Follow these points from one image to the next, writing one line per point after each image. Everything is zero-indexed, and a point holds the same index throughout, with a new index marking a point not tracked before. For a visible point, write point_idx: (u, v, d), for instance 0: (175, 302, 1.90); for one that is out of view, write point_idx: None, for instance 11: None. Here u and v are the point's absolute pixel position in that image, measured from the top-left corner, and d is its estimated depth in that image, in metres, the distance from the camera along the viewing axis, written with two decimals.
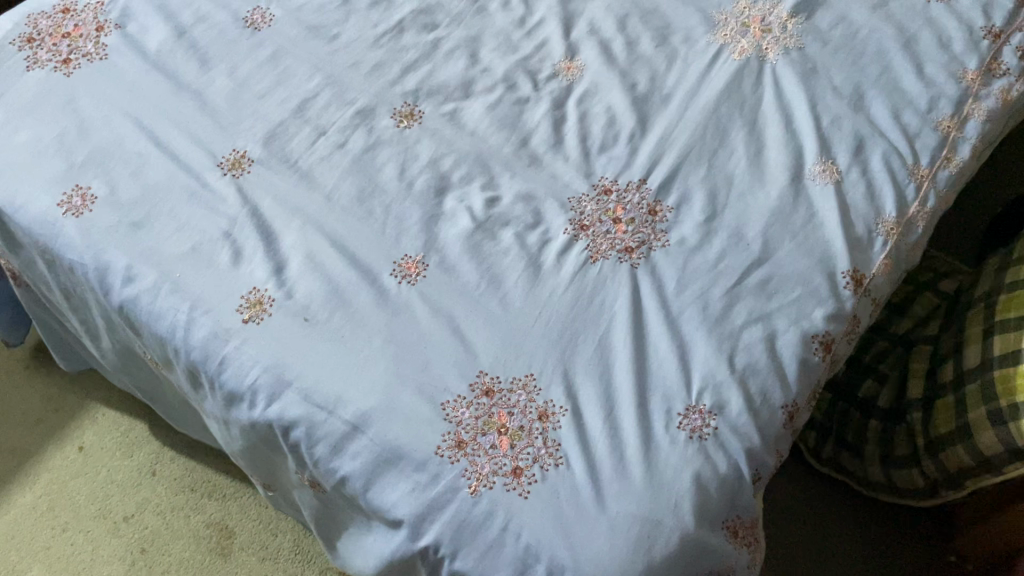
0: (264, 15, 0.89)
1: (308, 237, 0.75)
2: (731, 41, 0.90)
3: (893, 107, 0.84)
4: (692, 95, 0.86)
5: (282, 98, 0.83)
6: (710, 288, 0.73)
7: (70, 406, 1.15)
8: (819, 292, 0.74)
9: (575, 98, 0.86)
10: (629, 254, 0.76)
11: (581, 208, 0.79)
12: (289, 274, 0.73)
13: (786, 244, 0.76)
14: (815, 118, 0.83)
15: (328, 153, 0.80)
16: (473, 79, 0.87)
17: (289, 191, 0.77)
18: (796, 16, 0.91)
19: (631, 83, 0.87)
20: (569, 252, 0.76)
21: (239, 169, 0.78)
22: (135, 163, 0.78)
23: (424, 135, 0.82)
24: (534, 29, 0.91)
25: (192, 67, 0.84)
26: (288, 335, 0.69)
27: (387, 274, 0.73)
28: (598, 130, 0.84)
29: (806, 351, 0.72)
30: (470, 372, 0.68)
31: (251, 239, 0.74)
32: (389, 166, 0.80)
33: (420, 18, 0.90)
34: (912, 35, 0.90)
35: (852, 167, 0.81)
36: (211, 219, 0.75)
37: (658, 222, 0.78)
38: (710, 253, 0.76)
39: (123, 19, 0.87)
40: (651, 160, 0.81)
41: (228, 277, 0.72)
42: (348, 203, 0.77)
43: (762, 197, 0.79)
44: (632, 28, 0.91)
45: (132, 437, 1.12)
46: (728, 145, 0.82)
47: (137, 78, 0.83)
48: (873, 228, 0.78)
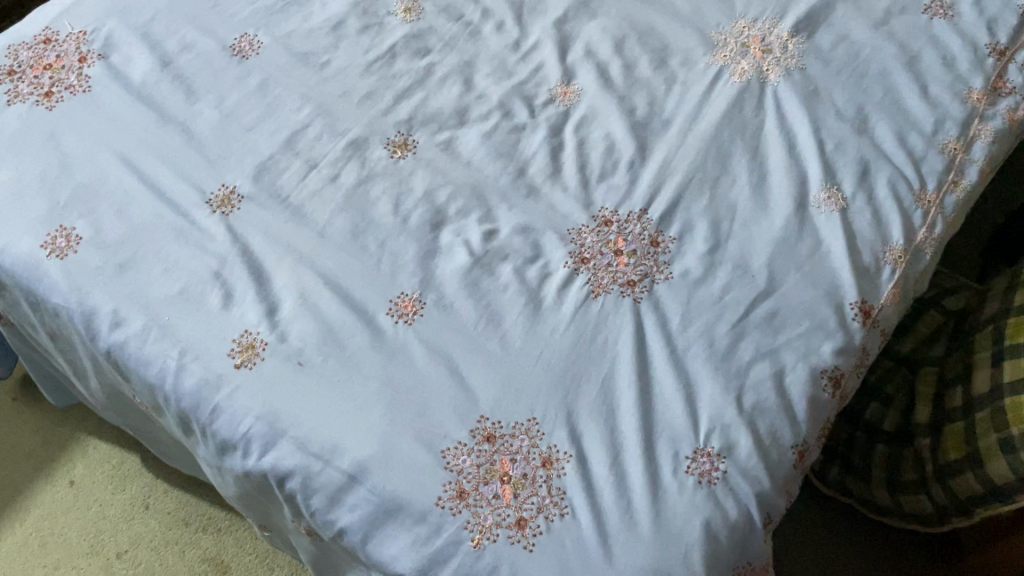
0: (253, 42, 0.86)
1: (300, 275, 0.72)
2: (731, 62, 0.88)
3: (898, 130, 0.83)
4: (692, 119, 0.84)
5: (271, 130, 0.81)
6: (715, 323, 0.72)
7: (60, 439, 1.12)
8: (826, 325, 0.72)
9: (573, 125, 0.84)
10: (631, 288, 0.74)
11: (581, 240, 0.77)
12: (282, 316, 0.70)
13: (792, 276, 0.74)
14: (818, 142, 0.82)
15: (320, 187, 0.78)
16: (468, 107, 0.85)
17: (280, 228, 0.75)
18: (796, 36, 0.89)
19: (629, 108, 0.85)
20: (569, 287, 0.74)
21: (228, 206, 0.76)
22: (120, 201, 0.75)
23: (418, 166, 0.80)
24: (529, 52, 0.89)
25: (178, 99, 0.82)
26: (281, 381, 0.67)
27: (383, 313, 0.71)
28: (597, 158, 0.82)
29: (815, 388, 0.70)
30: (470, 417, 0.66)
31: (241, 280, 0.72)
32: (383, 200, 0.78)
33: (412, 43, 0.88)
34: (915, 54, 0.88)
35: (858, 193, 0.79)
36: (200, 258, 0.73)
37: (661, 254, 0.76)
38: (715, 286, 0.74)
39: (107, 48, 0.85)
40: (652, 189, 0.79)
41: (219, 320, 0.70)
42: (341, 239, 0.75)
43: (766, 227, 0.77)
44: (630, 50, 0.89)
45: (124, 470, 1.10)
46: (730, 172, 0.81)
47: (122, 111, 0.80)
48: (880, 256, 0.76)
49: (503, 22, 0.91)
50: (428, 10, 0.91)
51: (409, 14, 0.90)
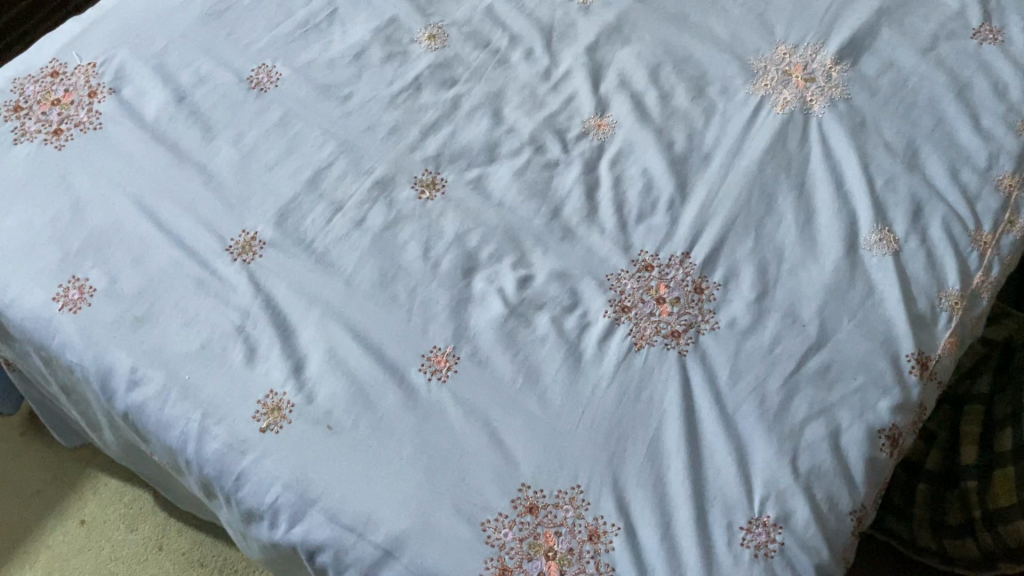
0: (271, 73, 0.82)
1: (327, 329, 0.69)
2: (773, 92, 0.83)
3: (951, 165, 0.79)
4: (734, 154, 0.80)
5: (293, 169, 0.77)
6: (765, 379, 0.68)
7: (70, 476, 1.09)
8: (883, 379, 0.68)
9: (608, 160, 0.80)
10: (676, 340, 0.70)
11: (621, 286, 0.73)
12: (309, 374, 0.67)
13: (844, 326, 0.71)
14: (868, 179, 0.77)
15: (345, 231, 0.74)
16: (498, 142, 0.81)
17: (305, 277, 0.71)
18: (840, 63, 0.85)
19: (667, 142, 0.81)
20: (610, 339, 0.70)
21: (250, 253, 0.72)
22: (136, 249, 0.72)
23: (448, 207, 0.76)
24: (560, 81, 0.85)
25: (194, 136, 0.78)
26: (311, 447, 0.64)
27: (414, 369, 0.67)
28: (635, 197, 0.78)
29: (873, 449, 0.66)
30: (511, 486, 0.63)
31: (265, 335, 0.68)
32: (412, 245, 0.74)
33: (437, 73, 0.84)
34: (966, 82, 0.84)
35: (911, 233, 0.75)
36: (222, 311, 0.69)
37: (706, 302, 0.72)
38: (764, 337, 0.70)
39: (118, 82, 0.81)
40: (694, 230, 0.75)
41: (242, 379, 0.66)
42: (369, 288, 0.71)
43: (816, 271, 0.73)
44: (666, 78, 0.85)
45: (137, 508, 1.07)
46: (775, 211, 0.76)
47: (136, 150, 0.76)
48: (936, 303, 0.73)
49: (532, 49, 0.86)
50: (454, 37, 0.87)
51: (434, 42, 0.86)
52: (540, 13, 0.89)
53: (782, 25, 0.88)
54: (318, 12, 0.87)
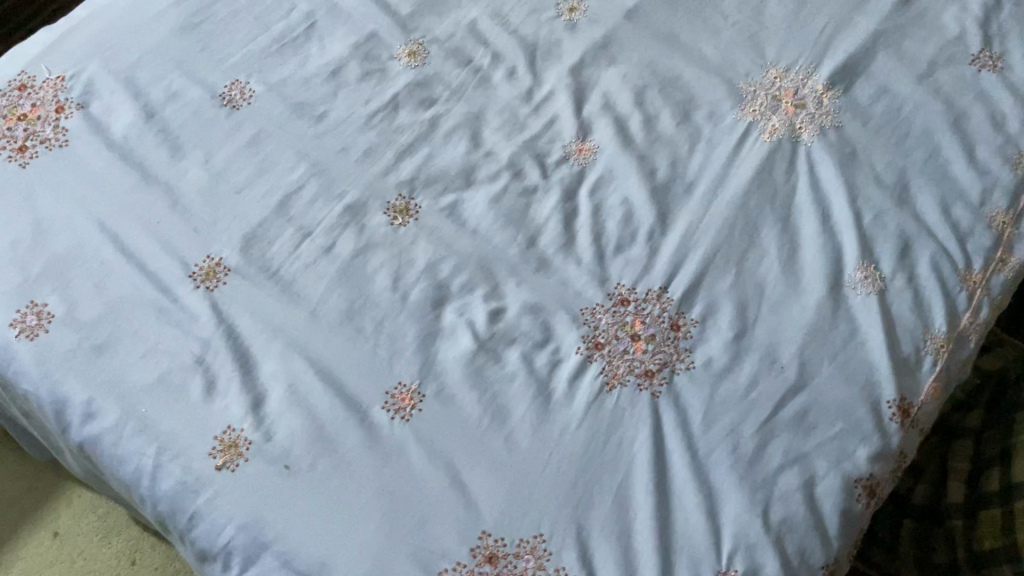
0: (244, 90, 0.80)
1: (289, 362, 0.67)
2: (761, 118, 0.81)
3: (943, 200, 0.76)
4: (718, 183, 0.77)
5: (262, 192, 0.74)
6: (740, 423, 0.66)
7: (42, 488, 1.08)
8: (862, 427, 0.66)
9: (588, 188, 0.78)
10: (649, 381, 0.67)
11: (595, 321, 0.70)
12: (269, 410, 0.65)
13: (825, 368, 0.68)
14: (856, 213, 0.75)
15: (313, 259, 0.72)
16: (476, 166, 0.78)
17: (269, 307, 0.69)
18: (832, 88, 0.82)
19: (650, 170, 0.78)
20: (582, 378, 0.68)
21: (214, 280, 0.70)
22: (97, 274, 0.70)
23: (420, 234, 0.74)
24: (542, 103, 0.82)
25: (162, 155, 0.76)
26: (267, 488, 0.62)
27: (377, 407, 0.66)
28: (614, 227, 0.75)
29: (849, 500, 0.64)
30: (470, 533, 0.61)
31: (225, 367, 0.66)
32: (381, 274, 0.72)
33: (416, 92, 0.82)
34: (963, 111, 0.81)
35: (898, 272, 0.72)
36: (182, 342, 0.67)
37: (682, 340, 0.70)
38: (741, 378, 0.67)
39: (87, 96, 0.78)
40: (673, 263, 0.73)
41: (200, 414, 0.65)
42: (335, 320, 0.69)
43: (798, 310, 0.71)
44: (652, 102, 0.82)
45: (110, 521, 1.06)
46: (758, 245, 0.74)
47: (102, 170, 0.75)
48: (921, 345, 0.70)
49: (515, 69, 0.84)
50: (435, 54, 0.84)
51: (414, 59, 0.83)
52: (524, 31, 0.86)
53: (775, 47, 0.85)
54: (295, 26, 0.84)
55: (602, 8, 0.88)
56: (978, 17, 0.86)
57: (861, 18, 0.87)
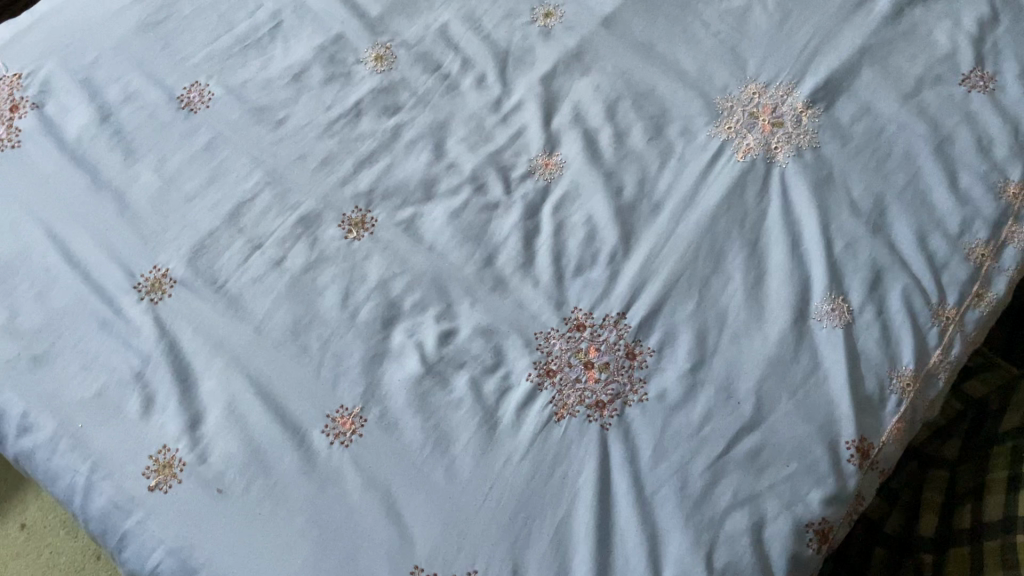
0: (203, 92, 0.78)
1: (230, 380, 0.65)
2: (736, 136, 0.78)
3: (919, 230, 0.73)
4: (686, 204, 0.75)
5: (214, 200, 0.73)
6: (690, 460, 0.63)
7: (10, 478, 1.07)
8: (817, 468, 0.64)
9: (551, 205, 0.75)
10: (600, 412, 0.65)
11: (549, 347, 0.68)
12: (205, 430, 0.64)
13: (783, 405, 0.66)
14: (827, 241, 0.72)
15: (261, 273, 0.70)
16: (437, 178, 0.76)
17: (213, 322, 0.67)
18: (812, 106, 0.79)
19: (616, 188, 0.76)
20: (530, 406, 0.66)
21: (158, 291, 0.68)
22: (42, 282, 0.69)
23: (375, 249, 0.72)
24: (511, 113, 0.80)
25: (114, 160, 0.74)
26: (199, 511, 0.61)
27: (317, 430, 0.64)
28: (575, 247, 0.73)
29: (798, 545, 0.62)
30: (402, 566, 0.60)
31: (164, 384, 0.65)
32: (331, 290, 0.70)
33: (380, 98, 0.79)
34: (948, 135, 0.77)
35: (867, 305, 0.70)
36: (122, 355, 0.66)
37: (636, 369, 0.67)
38: (694, 413, 0.65)
39: (42, 95, 0.77)
40: (632, 288, 0.71)
41: (135, 432, 0.63)
42: (280, 337, 0.67)
43: (759, 342, 0.68)
44: (623, 116, 0.79)
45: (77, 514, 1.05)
46: (723, 271, 0.71)
47: (51, 173, 0.73)
48: (885, 383, 0.67)
49: (484, 76, 0.81)
50: (402, 59, 0.81)
51: (381, 63, 0.81)
52: (496, 36, 0.83)
53: (756, 60, 0.82)
54: (260, 26, 0.82)
55: (579, 14, 0.85)
56: (972, 33, 0.82)
57: (848, 31, 0.83)
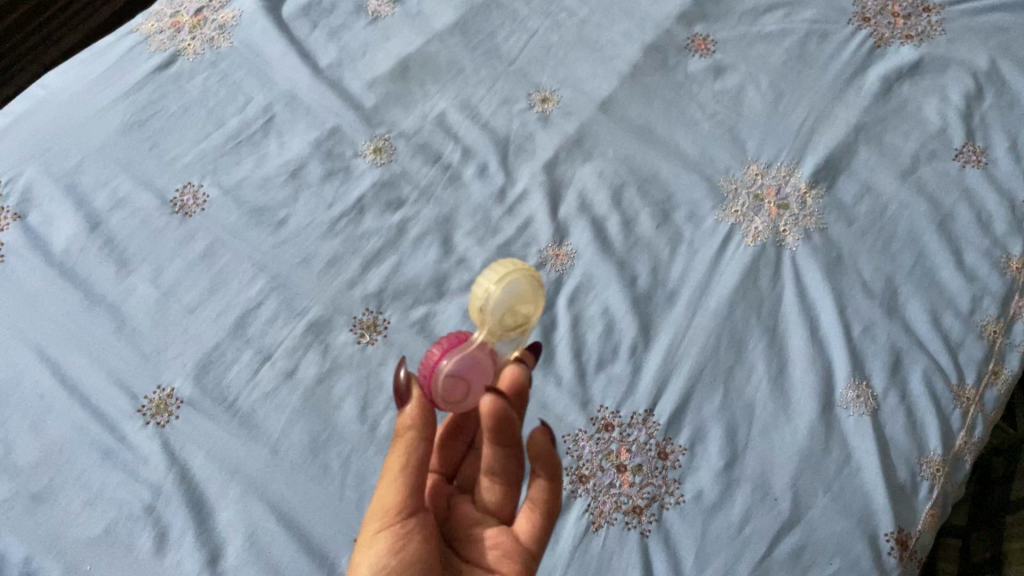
0: (197, 194, 0.76)
1: (249, 509, 0.64)
2: (744, 220, 0.77)
3: (932, 310, 0.73)
4: (702, 292, 0.73)
5: (217, 310, 0.71)
6: (733, 566, 0.63)
7: None
8: (860, 564, 0.63)
9: (566, 297, 0.73)
10: (638, 518, 0.64)
11: (579, 451, 0.67)
12: (226, 564, 0.62)
13: (820, 499, 0.65)
14: (844, 325, 0.72)
15: (272, 387, 0.68)
16: (448, 275, 0.73)
17: (225, 445, 0.66)
18: (815, 186, 0.79)
19: (630, 277, 0.74)
20: (566, 516, 0.64)
21: (164, 414, 0.67)
22: (37, 410, 0.67)
23: (390, 354, 0.69)
24: (516, 203, 0.78)
25: (108, 272, 0.73)
26: None
27: (345, 557, 0.62)
28: (595, 341, 0.71)
29: None
30: None
31: (178, 517, 0.63)
32: (348, 403, 0.67)
33: (383, 193, 0.77)
34: (949, 211, 0.78)
35: (890, 389, 0.69)
36: (131, 488, 0.64)
37: (670, 470, 0.66)
38: (733, 513, 0.64)
39: (24, 205, 0.76)
40: (657, 384, 0.69)
41: (151, 571, 0.62)
42: (298, 457, 0.65)
43: (789, 434, 0.67)
44: (629, 201, 0.78)
45: None
46: (745, 361, 0.70)
47: (41, 291, 0.72)
48: (917, 470, 0.67)
49: (486, 165, 0.80)
50: (402, 150, 0.80)
51: (380, 155, 0.79)
52: (495, 123, 0.82)
53: (754, 139, 0.82)
54: (251, 121, 0.81)
55: (575, 98, 0.84)
56: (959, 108, 0.83)
57: (841, 109, 0.84)
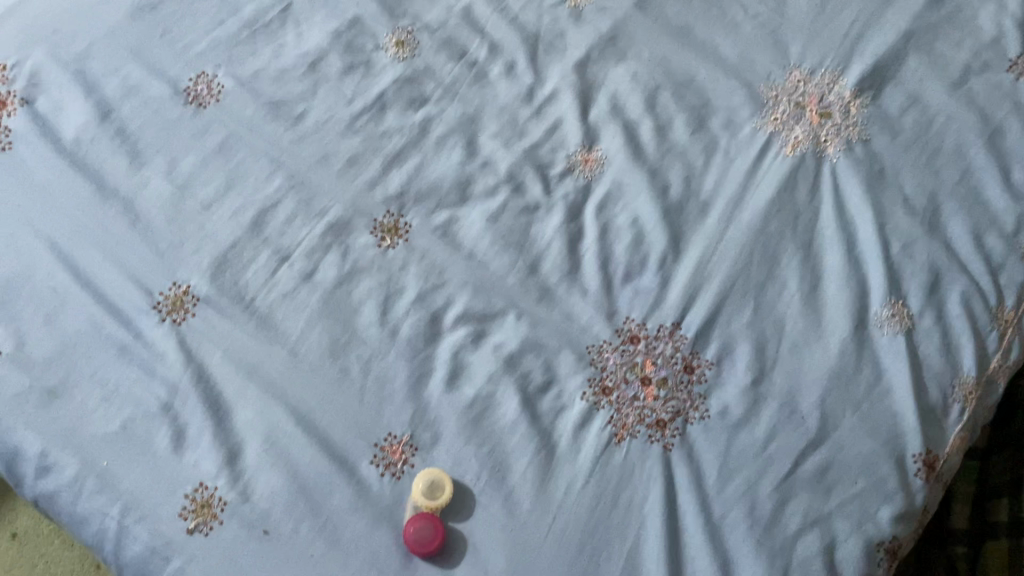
0: (211, 85, 0.73)
1: (268, 411, 0.63)
2: (783, 129, 0.74)
3: (975, 229, 0.70)
4: (736, 203, 0.71)
5: (233, 207, 0.69)
6: (757, 483, 0.61)
7: None
8: (885, 485, 0.62)
9: (594, 205, 0.71)
10: (661, 432, 0.63)
11: (603, 362, 0.65)
12: (245, 464, 0.61)
13: (848, 418, 0.64)
14: (883, 242, 0.69)
15: (291, 288, 0.66)
16: (471, 179, 0.71)
17: (242, 345, 0.65)
18: (860, 95, 0.75)
19: (662, 186, 0.71)
20: (588, 427, 0.63)
21: (180, 311, 0.65)
22: (51, 304, 0.66)
23: (411, 259, 0.68)
24: (545, 105, 0.74)
25: (120, 162, 0.70)
26: (244, 554, 0.59)
27: (365, 462, 0.62)
28: (623, 251, 0.69)
29: (871, 566, 0.60)
30: None
31: (196, 416, 0.63)
32: (368, 307, 0.66)
33: (405, 90, 0.74)
34: (999, 126, 0.74)
35: (926, 309, 0.67)
36: (148, 386, 0.63)
37: (696, 384, 0.65)
38: (758, 430, 0.63)
39: (32, 90, 0.73)
40: (686, 297, 0.67)
41: (168, 468, 0.61)
42: (316, 360, 0.64)
43: (819, 353, 0.66)
44: (663, 106, 0.75)
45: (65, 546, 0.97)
46: (778, 276, 0.68)
47: (52, 180, 0.70)
48: (948, 392, 0.65)
49: (514, 64, 0.76)
50: (426, 44, 0.76)
51: (402, 50, 0.75)
52: (524, 19, 0.78)
53: (798, 43, 0.77)
54: (268, 9, 0.76)
55: None
56: (1017, 16, 0.78)
57: (892, 13, 0.78)
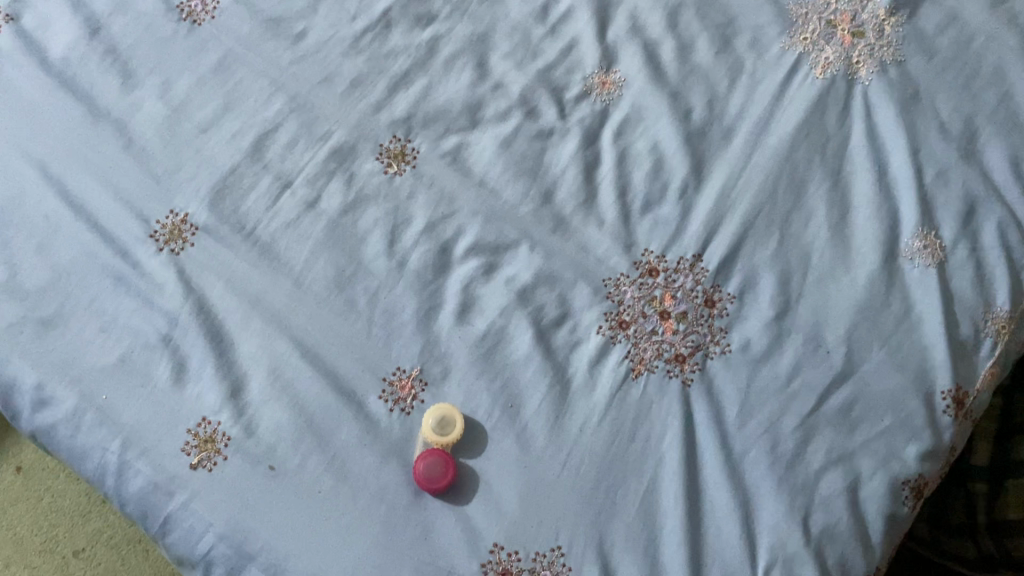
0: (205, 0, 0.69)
1: (272, 343, 0.61)
2: (813, 49, 0.69)
3: (1014, 155, 0.66)
4: (762, 128, 0.67)
5: (232, 131, 0.66)
6: (780, 418, 0.59)
7: None
8: (912, 422, 0.59)
9: (612, 130, 0.67)
10: (680, 367, 0.60)
11: (619, 295, 0.62)
12: (249, 398, 0.59)
13: (875, 353, 0.61)
14: (916, 169, 0.65)
15: (294, 216, 0.64)
16: (482, 102, 0.67)
17: (244, 276, 0.62)
18: (895, 13, 0.70)
19: (684, 110, 0.67)
20: (604, 362, 0.61)
21: (178, 240, 0.63)
22: (42, 231, 0.64)
23: (419, 187, 0.64)
24: (559, 23, 0.70)
25: (112, 83, 0.67)
26: (250, 490, 0.57)
27: (373, 396, 0.60)
28: (641, 179, 0.65)
29: (896, 504, 0.58)
30: (481, 547, 0.56)
31: (197, 348, 0.60)
32: (374, 237, 0.63)
33: (411, 6, 0.69)
34: None
35: (959, 240, 0.64)
36: (147, 317, 0.61)
37: (716, 318, 0.62)
38: (782, 365, 0.60)
39: (17, 7, 0.70)
40: (707, 227, 0.64)
41: (169, 402, 0.59)
42: (321, 291, 0.62)
43: (846, 285, 0.63)
44: (686, 25, 0.70)
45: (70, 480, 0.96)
46: (805, 205, 0.65)
47: (41, 102, 0.67)
48: (981, 326, 0.62)
49: None
50: None
51: None
52: None
53: None
54: None
55: None
56: None
57: None
